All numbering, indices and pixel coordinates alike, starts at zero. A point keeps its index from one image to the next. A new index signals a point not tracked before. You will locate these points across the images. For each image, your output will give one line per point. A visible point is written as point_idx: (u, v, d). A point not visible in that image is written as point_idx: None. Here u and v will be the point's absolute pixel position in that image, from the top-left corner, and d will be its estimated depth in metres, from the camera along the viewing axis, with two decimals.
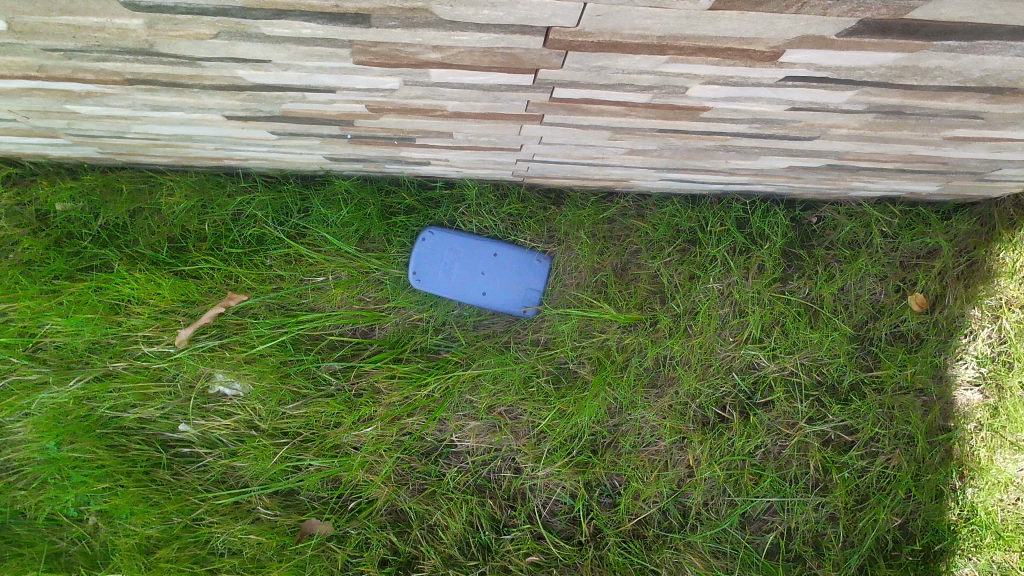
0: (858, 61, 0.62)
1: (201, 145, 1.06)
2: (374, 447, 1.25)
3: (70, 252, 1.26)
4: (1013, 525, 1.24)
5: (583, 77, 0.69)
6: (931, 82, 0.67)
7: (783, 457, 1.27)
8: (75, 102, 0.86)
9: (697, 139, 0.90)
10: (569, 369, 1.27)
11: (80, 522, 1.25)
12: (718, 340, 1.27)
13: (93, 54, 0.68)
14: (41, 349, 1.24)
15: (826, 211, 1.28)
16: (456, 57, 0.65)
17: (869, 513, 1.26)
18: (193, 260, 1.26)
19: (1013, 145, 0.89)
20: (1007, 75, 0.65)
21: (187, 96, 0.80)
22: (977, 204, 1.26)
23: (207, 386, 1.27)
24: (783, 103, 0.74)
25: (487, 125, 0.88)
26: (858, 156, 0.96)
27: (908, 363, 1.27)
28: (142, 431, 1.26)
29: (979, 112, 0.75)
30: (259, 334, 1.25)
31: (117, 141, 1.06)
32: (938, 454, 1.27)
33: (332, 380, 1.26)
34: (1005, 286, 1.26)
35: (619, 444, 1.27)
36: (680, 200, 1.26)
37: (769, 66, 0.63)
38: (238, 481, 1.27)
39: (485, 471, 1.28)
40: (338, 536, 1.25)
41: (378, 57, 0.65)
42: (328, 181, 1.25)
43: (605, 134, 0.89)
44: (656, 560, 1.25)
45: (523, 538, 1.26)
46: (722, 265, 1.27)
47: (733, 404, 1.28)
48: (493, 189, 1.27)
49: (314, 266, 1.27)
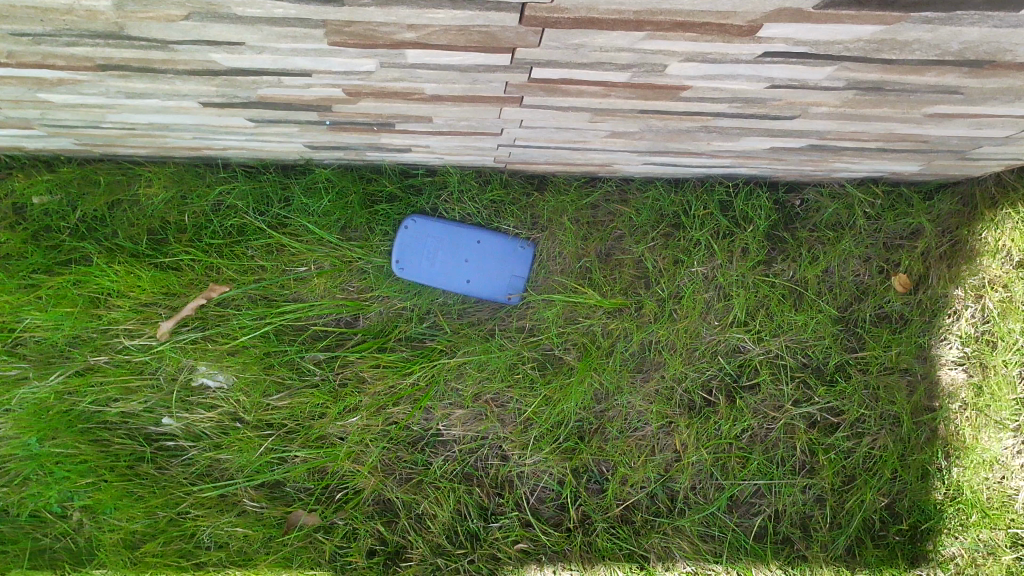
0: (836, 35, 0.61)
1: (178, 135, 1.05)
2: (360, 437, 1.25)
3: (48, 245, 1.24)
4: (998, 503, 1.26)
5: (561, 56, 0.68)
6: (910, 56, 0.67)
7: (770, 440, 1.27)
8: (48, 90, 0.84)
9: (678, 120, 0.89)
10: (554, 355, 1.26)
11: (64, 518, 1.23)
12: (703, 325, 1.27)
13: (63, 38, 0.67)
14: (20, 344, 1.23)
15: (809, 193, 1.28)
16: (431, 37, 0.64)
17: (856, 493, 1.27)
18: (174, 252, 1.24)
19: (993, 122, 0.89)
20: (985, 47, 0.64)
21: (161, 82, 0.79)
22: (959, 184, 1.26)
23: (190, 378, 1.25)
24: (763, 80, 0.73)
25: (466, 108, 0.87)
26: (840, 135, 0.95)
27: (892, 344, 1.27)
28: (125, 425, 1.24)
29: (959, 86, 0.75)
30: (242, 325, 1.24)
31: (92, 131, 1.04)
32: (923, 434, 1.27)
33: (316, 370, 1.25)
34: (988, 265, 1.26)
35: (606, 429, 1.27)
36: (664, 183, 1.26)
37: (747, 41, 0.63)
38: (223, 474, 1.25)
39: (472, 459, 1.27)
40: (326, 527, 1.25)
41: (353, 38, 0.65)
42: (309, 169, 1.24)
43: (585, 116, 0.89)
44: (644, 545, 1.26)
45: (511, 526, 1.26)
46: (706, 248, 1.27)
47: (719, 387, 1.28)
48: (475, 175, 1.26)
49: (296, 256, 1.26)
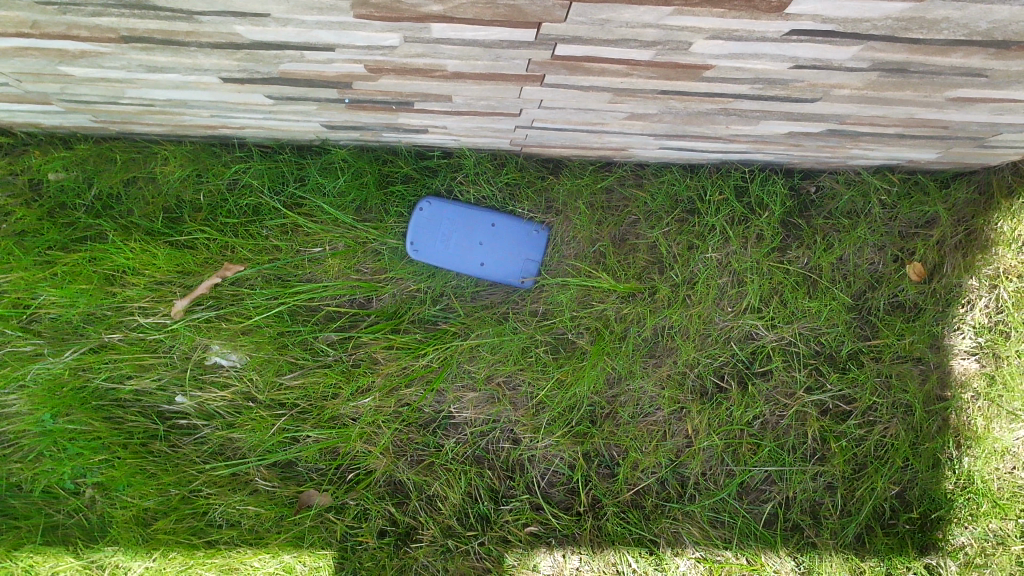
0: (865, 12, 0.61)
1: (196, 112, 1.05)
2: (372, 418, 1.25)
3: (64, 222, 1.24)
4: (1009, 493, 1.26)
5: (586, 32, 0.68)
6: (937, 35, 0.67)
7: (782, 427, 1.27)
8: (70, 62, 0.84)
9: (698, 101, 0.89)
10: (567, 339, 1.27)
11: (77, 495, 1.24)
12: (717, 310, 1.27)
13: (89, 8, 0.67)
14: (35, 321, 1.23)
15: (825, 180, 1.27)
16: (458, 9, 0.64)
17: (867, 481, 1.27)
18: (189, 230, 1.25)
19: (1015, 107, 0.89)
20: (1013, 27, 0.64)
21: (183, 56, 0.79)
22: (975, 172, 1.26)
23: (203, 357, 1.25)
24: (787, 60, 0.73)
25: (486, 87, 0.87)
26: (860, 120, 0.95)
27: (906, 333, 1.27)
28: (138, 403, 1.25)
29: (983, 68, 0.75)
30: (256, 305, 1.25)
31: (110, 107, 1.05)
32: (935, 423, 1.27)
33: (329, 351, 1.25)
34: (1003, 255, 1.27)
35: (618, 414, 1.27)
36: (679, 168, 1.25)
37: (775, 18, 0.63)
38: (235, 453, 1.26)
39: (484, 442, 1.28)
40: (337, 507, 1.25)
41: (379, 11, 0.65)
42: (325, 150, 1.24)
43: (605, 96, 0.88)
44: (654, 530, 1.26)
45: (522, 509, 1.26)
46: (721, 234, 1.27)
47: (731, 373, 1.28)
48: (491, 158, 1.26)
49: (311, 237, 1.26)
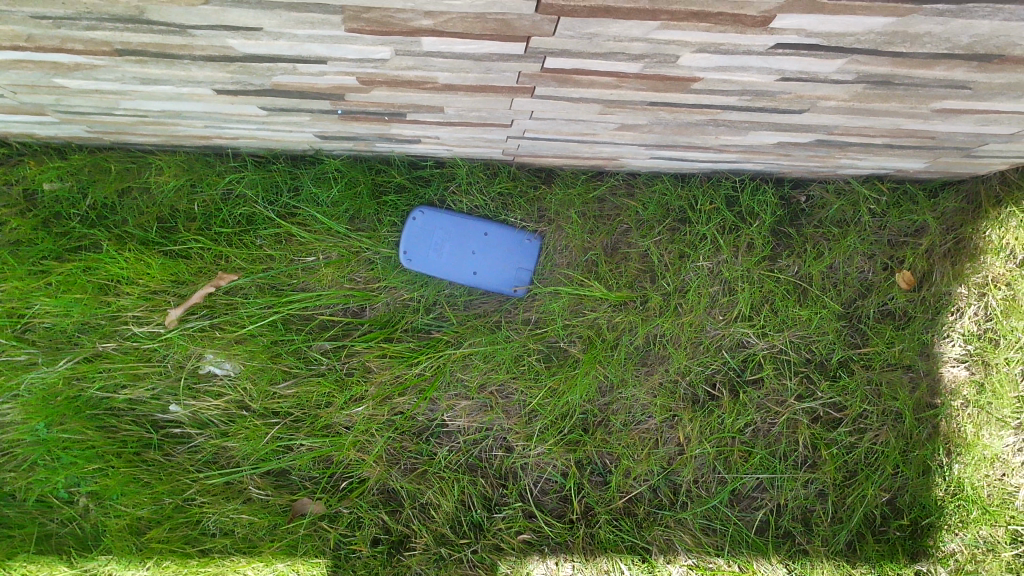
0: (848, 27, 0.62)
1: (190, 123, 1.06)
2: (365, 427, 1.25)
3: (59, 232, 1.25)
4: (999, 500, 1.27)
5: (575, 45, 0.69)
6: (920, 49, 0.68)
7: (773, 434, 1.28)
8: (64, 75, 0.85)
9: (687, 112, 0.90)
10: (559, 348, 1.27)
11: (70, 504, 1.24)
12: (708, 319, 1.28)
13: (83, 22, 0.68)
14: (29, 330, 1.23)
15: (815, 189, 1.29)
16: (448, 24, 0.65)
17: (858, 488, 1.27)
18: (183, 240, 1.25)
19: (1000, 118, 0.90)
20: (995, 41, 0.65)
21: (177, 68, 0.80)
22: (963, 182, 1.28)
23: (196, 366, 1.26)
24: (773, 73, 0.74)
25: (477, 98, 0.88)
26: (847, 130, 0.96)
27: (895, 340, 1.28)
28: (131, 412, 1.25)
29: (967, 81, 0.76)
30: (249, 314, 1.25)
31: (103, 118, 1.05)
32: (925, 430, 1.28)
33: (323, 360, 1.26)
34: (991, 263, 1.28)
35: (610, 422, 1.27)
36: (670, 178, 1.27)
37: (760, 32, 0.64)
38: (229, 462, 1.26)
39: (477, 450, 1.28)
40: (330, 516, 1.26)
41: (370, 25, 0.66)
42: (319, 159, 1.25)
43: (595, 107, 0.89)
44: (646, 537, 1.27)
45: (515, 516, 1.27)
46: (712, 243, 1.28)
47: (723, 381, 1.28)
48: (483, 168, 1.27)
49: (305, 246, 1.27)
